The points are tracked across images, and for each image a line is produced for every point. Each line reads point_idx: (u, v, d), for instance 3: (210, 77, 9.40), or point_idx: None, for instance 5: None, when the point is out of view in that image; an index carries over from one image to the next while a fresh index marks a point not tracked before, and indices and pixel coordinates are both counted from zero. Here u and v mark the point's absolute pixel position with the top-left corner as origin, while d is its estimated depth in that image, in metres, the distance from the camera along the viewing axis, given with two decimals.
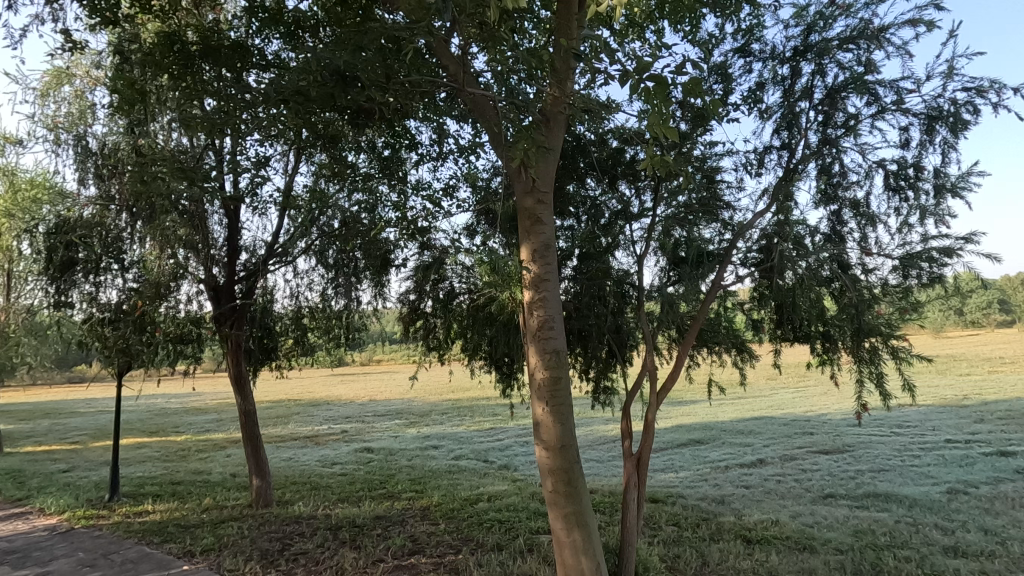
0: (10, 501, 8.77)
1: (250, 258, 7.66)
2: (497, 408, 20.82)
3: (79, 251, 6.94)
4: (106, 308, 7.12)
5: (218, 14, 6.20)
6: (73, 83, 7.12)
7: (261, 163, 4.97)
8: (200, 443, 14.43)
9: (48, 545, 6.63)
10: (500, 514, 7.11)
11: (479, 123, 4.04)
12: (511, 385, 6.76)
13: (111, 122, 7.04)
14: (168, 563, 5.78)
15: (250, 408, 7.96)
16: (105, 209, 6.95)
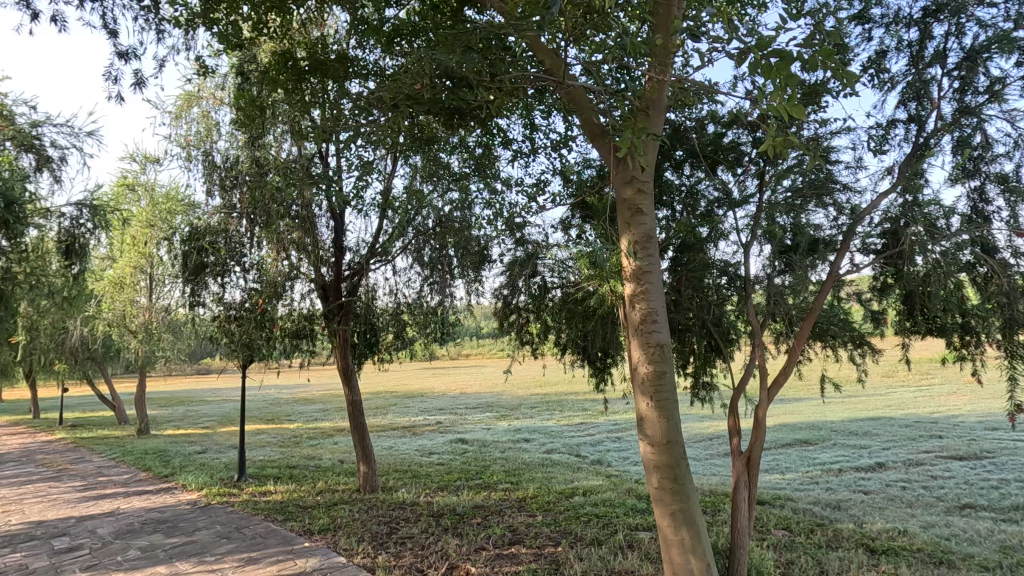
0: (158, 477, 9.98)
1: (354, 258, 8.13)
2: (586, 403, 20.69)
3: (209, 256, 7.70)
4: (231, 306, 7.85)
5: (322, 30, 6.62)
6: (201, 104, 7.92)
7: (365, 168, 5.26)
8: (310, 431, 15.60)
9: (192, 517, 7.48)
10: (597, 509, 7.07)
11: (576, 116, 3.99)
12: (605, 381, 6.69)
13: (232, 138, 7.75)
14: (291, 540, 6.32)
15: (357, 399, 8.45)
16: (229, 216, 7.68)
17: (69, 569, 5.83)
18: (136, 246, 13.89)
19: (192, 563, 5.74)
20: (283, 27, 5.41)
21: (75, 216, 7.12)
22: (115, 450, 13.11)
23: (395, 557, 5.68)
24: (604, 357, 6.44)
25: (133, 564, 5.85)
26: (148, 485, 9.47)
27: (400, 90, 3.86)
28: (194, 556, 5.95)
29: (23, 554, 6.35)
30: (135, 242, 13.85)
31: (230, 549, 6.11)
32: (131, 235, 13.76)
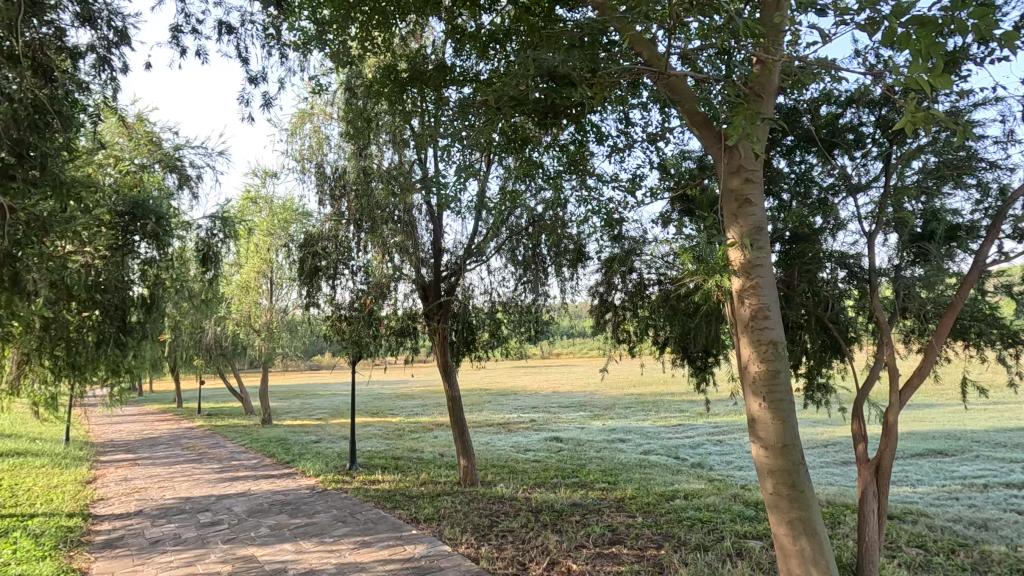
0: (282, 463, 10.97)
1: (452, 258, 8.41)
2: (683, 404, 19.96)
3: (322, 260, 8.31)
4: (342, 306, 8.42)
5: (419, 42, 6.90)
6: (313, 121, 8.59)
7: (464, 170, 5.43)
8: (411, 425, 16.38)
9: (312, 500, 8.14)
10: (701, 514, 6.81)
11: (677, 106, 3.86)
12: (707, 381, 6.43)
13: (340, 150, 8.33)
14: (400, 527, 6.69)
15: (456, 394, 8.74)
16: (337, 223, 8.17)
17: (212, 540, 6.57)
18: (259, 253, 15.31)
19: (314, 543, 6.25)
20: (386, 42, 5.71)
21: (210, 228, 7.99)
22: (245, 437, 14.57)
23: (496, 549, 5.83)
24: (706, 356, 6.20)
25: (264, 540, 6.47)
26: (274, 470, 10.43)
27: (505, 92, 3.96)
28: (316, 537, 6.47)
29: (175, 525, 7.25)
30: (257, 250, 15.26)
31: (346, 532, 6.58)
32: (254, 243, 15.19)
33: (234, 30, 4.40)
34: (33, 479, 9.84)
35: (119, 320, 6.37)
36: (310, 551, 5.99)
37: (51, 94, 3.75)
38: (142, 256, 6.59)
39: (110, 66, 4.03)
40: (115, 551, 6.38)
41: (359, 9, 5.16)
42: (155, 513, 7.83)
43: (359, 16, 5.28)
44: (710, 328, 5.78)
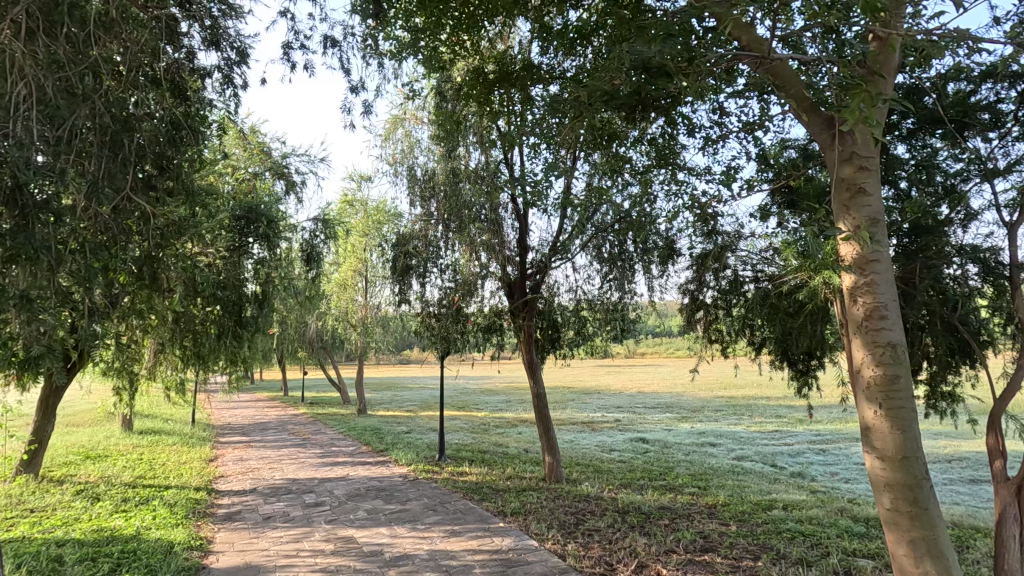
0: (376, 451, 11.59)
1: (537, 256, 8.43)
2: (780, 409, 18.77)
3: (413, 259, 8.61)
4: (431, 303, 8.72)
5: (506, 42, 6.98)
6: (405, 125, 8.97)
7: (552, 167, 5.43)
8: (496, 420, 16.70)
9: (404, 488, 8.54)
10: (803, 526, 6.38)
11: (780, 92, 3.64)
12: (809, 385, 6.02)
13: (430, 153, 8.63)
14: (488, 519, 6.85)
15: (542, 391, 8.76)
16: (427, 223, 8.46)
17: (316, 520, 7.07)
18: (355, 253, 16.24)
19: (408, 529, 6.56)
20: (475, 45, 5.83)
21: (313, 230, 8.58)
22: (343, 425, 15.54)
23: (583, 547, 5.81)
24: (809, 358, 5.78)
25: (362, 523, 6.87)
26: (369, 457, 11.06)
27: (597, 88, 3.91)
28: (409, 523, 6.79)
29: (285, 504, 7.89)
30: (354, 249, 16.19)
31: (437, 520, 6.84)
32: (351, 243, 16.12)
33: (338, 43, 4.67)
34: (167, 454, 11.10)
35: (235, 314, 7.10)
36: (404, 536, 6.28)
37: (186, 111, 4.19)
38: (255, 257, 7.29)
39: (233, 84, 4.41)
40: (234, 523, 7.05)
41: (449, 15, 5.32)
42: (267, 492, 8.57)
43: (450, 22, 5.42)
44: (815, 328, 5.35)
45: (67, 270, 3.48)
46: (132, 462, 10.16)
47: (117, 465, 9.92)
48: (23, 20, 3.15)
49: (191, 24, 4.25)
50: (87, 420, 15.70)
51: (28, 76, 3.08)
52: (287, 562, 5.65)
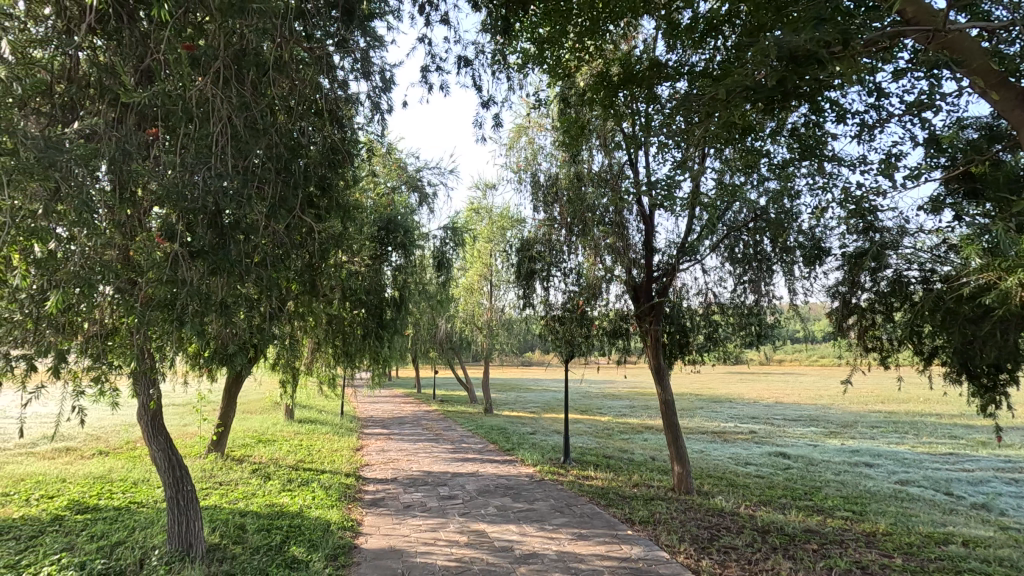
0: (503, 450, 11.97)
1: (664, 258, 8.15)
2: (956, 429, 16.19)
3: (537, 264, 8.71)
4: (555, 307, 8.81)
5: (630, 42, 6.85)
6: (528, 133, 9.18)
7: (680, 167, 5.23)
8: (621, 426, 16.40)
9: (531, 488, 8.72)
10: (990, 568, 5.47)
11: (959, 67, 3.16)
12: (997, 403, 5.14)
13: (553, 159, 8.74)
14: (615, 525, 6.78)
15: (670, 398, 8.42)
16: (550, 228, 8.57)
17: (450, 512, 7.49)
18: (481, 258, 16.94)
19: (536, 528, 6.69)
20: (600, 48, 5.80)
21: (443, 238, 9.11)
22: (471, 423, 16.27)
23: (719, 565, 5.51)
24: (997, 372, 4.89)
25: (492, 518, 7.14)
26: (497, 456, 11.46)
27: (735, 83, 3.71)
28: (537, 523, 6.92)
29: (422, 494, 8.46)
30: (479, 255, 16.92)
31: (564, 522, 6.91)
32: (478, 249, 16.84)
33: (471, 62, 4.92)
34: (322, 442, 12.45)
35: (378, 317, 7.77)
36: (532, 535, 6.43)
37: (341, 137, 4.71)
38: (394, 264, 7.92)
39: (380, 110, 4.86)
40: (379, 509, 7.71)
41: (574, 22, 5.36)
42: (406, 482, 9.25)
43: (576, 29, 5.45)
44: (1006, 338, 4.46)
45: (252, 280, 4.09)
46: (294, 447, 11.55)
47: (283, 449, 11.33)
48: (218, 71, 3.70)
49: (344, 57, 4.71)
50: (258, 408, 18.14)
51: (222, 119, 3.63)
52: (426, 549, 6.05)
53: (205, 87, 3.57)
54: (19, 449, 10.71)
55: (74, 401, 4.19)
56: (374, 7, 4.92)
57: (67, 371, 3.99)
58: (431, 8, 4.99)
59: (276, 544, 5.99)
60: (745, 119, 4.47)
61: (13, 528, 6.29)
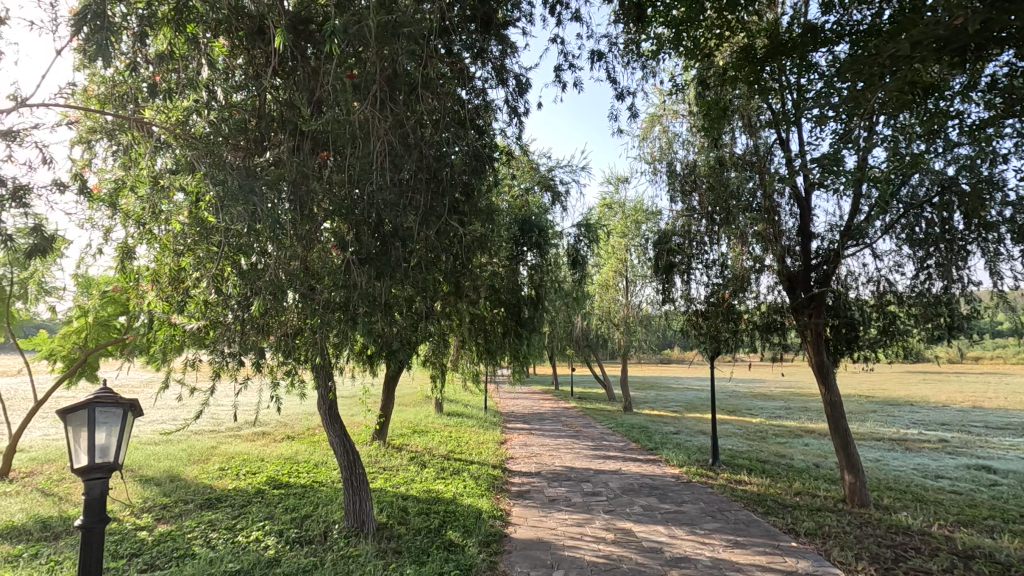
0: (646, 449, 11.66)
1: (825, 244, 7.33)
2: None
3: (676, 256, 8.31)
4: (698, 302, 8.36)
5: (776, 8, 6.25)
6: (661, 121, 8.80)
7: (845, 140, 4.68)
8: (776, 428, 15.08)
9: (678, 489, 8.39)
10: None
11: None
12: None
13: (690, 145, 8.29)
14: (776, 535, 6.26)
15: (836, 399, 7.55)
16: (689, 218, 8.14)
17: (595, 508, 7.48)
18: (616, 254, 16.69)
19: (686, 531, 6.42)
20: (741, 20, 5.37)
21: (577, 235, 9.12)
22: (611, 421, 16.07)
23: None
24: None
25: (638, 517, 7.00)
26: (640, 455, 11.19)
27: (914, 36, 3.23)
28: (687, 526, 6.63)
29: (566, 489, 8.56)
30: (614, 251, 16.70)
31: (717, 527, 6.54)
32: (612, 245, 16.63)
33: (605, 55, 4.85)
34: (469, 435, 13.17)
35: (516, 315, 8.01)
36: (682, 538, 6.18)
37: (482, 144, 4.94)
38: (530, 264, 8.12)
39: (517, 115, 5.00)
40: (525, 501, 7.96)
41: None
42: (549, 476, 9.42)
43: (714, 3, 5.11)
44: None
45: (409, 283, 4.45)
46: (445, 438, 12.36)
47: (435, 440, 12.18)
48: (376, 94, 4.07)
49: (481, 68, 4.93)
50: (412, 402, 19.72)
51: (381, 138, 3.99)
52: (573, 543, 6.12)
53: (366, 110, 3.96)
54: (229, 432, 12.82)
55: (271, 392, 4.91)
56: (507, 16, 5.08)
57: (267, 365, 4.70)
58: (562, 7, 5.03)
59: (435, 527, 6.46)
60: (926, 76, 3.87)
61: (229, 497, 7.56)
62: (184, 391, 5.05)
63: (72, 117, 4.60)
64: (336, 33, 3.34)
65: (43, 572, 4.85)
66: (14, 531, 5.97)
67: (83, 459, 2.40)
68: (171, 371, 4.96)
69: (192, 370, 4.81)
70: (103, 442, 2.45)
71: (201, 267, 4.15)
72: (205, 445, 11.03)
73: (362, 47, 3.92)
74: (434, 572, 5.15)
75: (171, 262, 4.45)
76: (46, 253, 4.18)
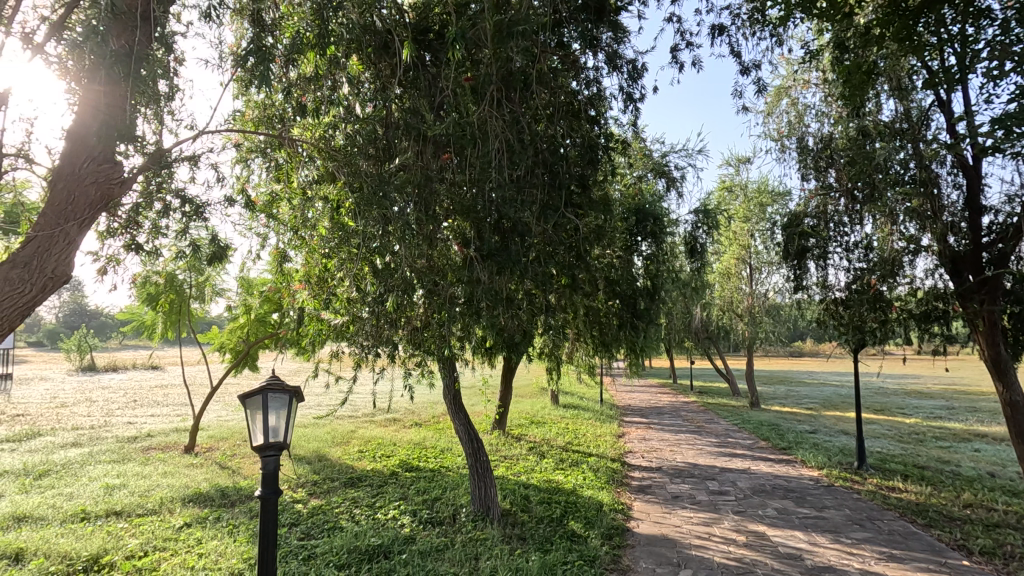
0: (779, 449, 10.85)
1: (1000, 218, 6.29)
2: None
3: (810, 240, 7.60)
4: (839, 289, 7.59)
5: None
6: (790, 93, 8.07)
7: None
8: (937, 430, 13.26)
9: (818, 493, 7.72)
10: None
11: None
12: None
13: (825, 116, 7.51)
14: (942, 551, 5.54)
15: (1018, 399, 6.48)
16: (826, 197, 7.38)
17: (723, 508, 7.12)
18: (738, 240, 15.66)
19: (829, 539, 5.90)
20: None
21: (694, 222, 8.69)
22: (737, 417, 15.15)
23: None
24: None
25: (772, 521, 6.56)
26: (771, 454, 10.46)
27: None
28: (831, 534, 6.09)
29: (690, 487, 8.24)
30: (736, 237, 15.67)
31: (867, 537, 5.93)
32: (733, 231, 15.63)
33: (727, 29, 4.56)
34: (586, 427, 13.17)
35: (632, 307, 7.84)
36: (826, 546, 5.69)
37: (596, 134, 4.88)
38: (645, 254, 7.92)
39: (633, 101, 4.86)
40: (647, 496, 7.80)
41: None
42: (671, 473, 9.13)
43: None
44: None
45: (529, 278, 4.55)
46: (562, 430, 12.47)
47: (552, 431, 12.34)
48: (493, 95, 4.18)
49: (594, 57, 4.85)
50: (527, 393, 20.12)
51: (499, 137, 4.11)
52: (700, 543, 5.88)
53: (485, 110, 4.10)
54: (365, 417, 14.01)
55: (404, 381, 5.28)
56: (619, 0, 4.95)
57: (399, 357, 5.08)
58: None
59: (557, 516, 6.55)
60: None
61: (368, 477, 8.27)
62: (330, 379, 5.61)
63: (234, 140, 5.25)
64: (457, 40, 3.50)
65: (225, 534, 5.66)
66: (201, 497, 7.03)
67: (260, 438, 2.76)
68: (318, 361, 5.53)
69: (337, 361, 5.33)
70: (274, 424, 2.79)
71: (344, 268, 4.59)
72: (344, 429, 12.14)
73: (478, 50, 4.05)
74: (559, 560, 5.22)
75: (318, 264, 4.96)
76: (221, 260, 4.87)
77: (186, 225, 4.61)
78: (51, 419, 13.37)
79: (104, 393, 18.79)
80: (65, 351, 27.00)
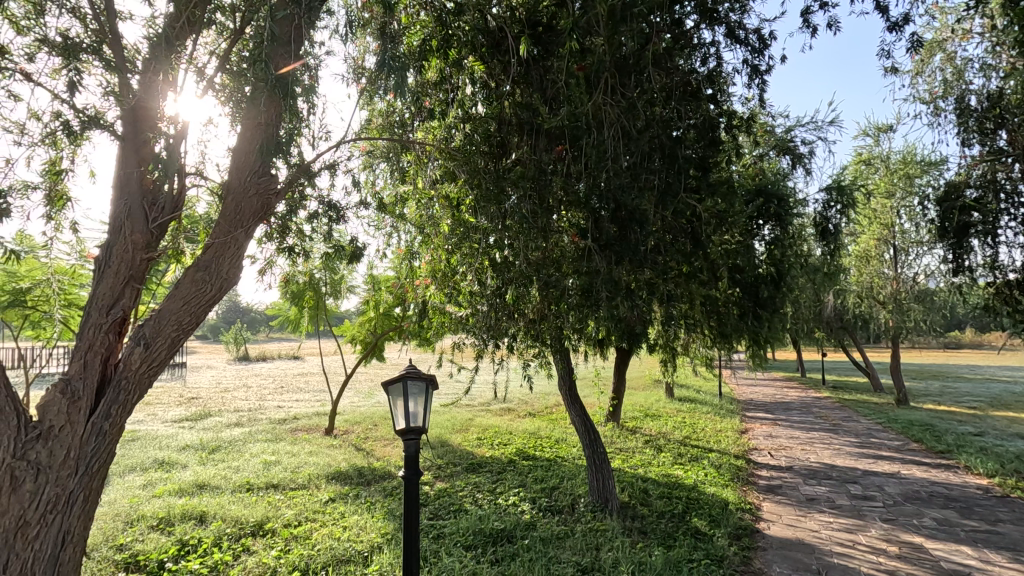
0: (935, 452, 9.62)
1: None
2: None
3: (973, 214, 6.55)
4: (1014, 270, 6.53)
5: None
6: (945, 48, 7.04)
7: None
8: None
9: (989, 504, 6.74)
10: None
11: None
12: None
13: (992, 69, 6.47)
14: None
15: None
16: (995, 163, 6.37)
17: (869, 515, 6.47)
18: (879, 218, 14.07)
19: (1006, 558, 5.14)
20: None
21: (826, 201, 7.92)
22: (880, 415, 13.65)
23: None
24: None
25: (931, 532, 5.84)
26: (926, 458, 9.30)
27: None
28: (1008, 551, 5.30)
29: (828, 489, 7.59)
30: (877, 215, 14.09)
31: None
32: (873, 209, 14.09)
33: None
34: (705, 421, 12.60)
35: (754, 296, 7.37)
36: (1001, 565, 4.97)
37: (717, 112, 4.56)
38: (767, 239, 7.39)
39: (758, 73, 4.47)
40: (778, 496, 7.31)
41: None
42: (805, 473, 8.46)
43: None
44: None
45: (648, 268, 4.39)
46: (680, 423, 12.06)
47: (669, 424, 11.97)
48: (607, 81, 4.08)
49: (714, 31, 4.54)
50: (640, 386, 19.69)
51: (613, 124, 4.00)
52: (844, 551, 5.40)
53: (598, 98, 4.01)
54: (482, 406, 14.57)
55: (523, 371, 5.39)
56: None
57: (518, 348, 5.21)
58: None
59: (679, 512, 6.35)
60: None
61: (488, 464, 8.60)
62: (453, 369, 5.88)
63: (361, 147, 5.62)
64: (572, 29, 3.49)
65: (364, 510, 6.19)
66: (341, 475, 7.74)
67: (402, 422, 2.99)
68: (442, 352, 5.82)
69: (459, 352, 5.57)
70: (413, 410, 2.99)
71: (466, 262, 4.78)
72: (463, 417, 12.71)
73: (591, 37, 3.97)
74: (684, 558, 5.06)
75: (441, 260, 5.20)
76: (355, 259, 5.29)
77: (327, 228, 5.06)
78: (218, 401, 15.44)
79: (258, 380, 21.35)
80: (225, 343, 31.02)
